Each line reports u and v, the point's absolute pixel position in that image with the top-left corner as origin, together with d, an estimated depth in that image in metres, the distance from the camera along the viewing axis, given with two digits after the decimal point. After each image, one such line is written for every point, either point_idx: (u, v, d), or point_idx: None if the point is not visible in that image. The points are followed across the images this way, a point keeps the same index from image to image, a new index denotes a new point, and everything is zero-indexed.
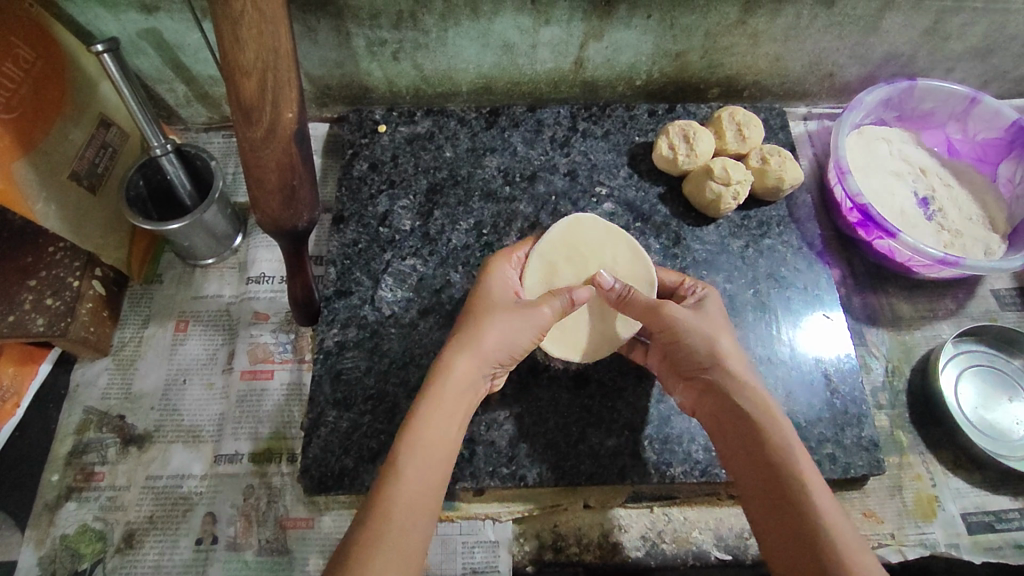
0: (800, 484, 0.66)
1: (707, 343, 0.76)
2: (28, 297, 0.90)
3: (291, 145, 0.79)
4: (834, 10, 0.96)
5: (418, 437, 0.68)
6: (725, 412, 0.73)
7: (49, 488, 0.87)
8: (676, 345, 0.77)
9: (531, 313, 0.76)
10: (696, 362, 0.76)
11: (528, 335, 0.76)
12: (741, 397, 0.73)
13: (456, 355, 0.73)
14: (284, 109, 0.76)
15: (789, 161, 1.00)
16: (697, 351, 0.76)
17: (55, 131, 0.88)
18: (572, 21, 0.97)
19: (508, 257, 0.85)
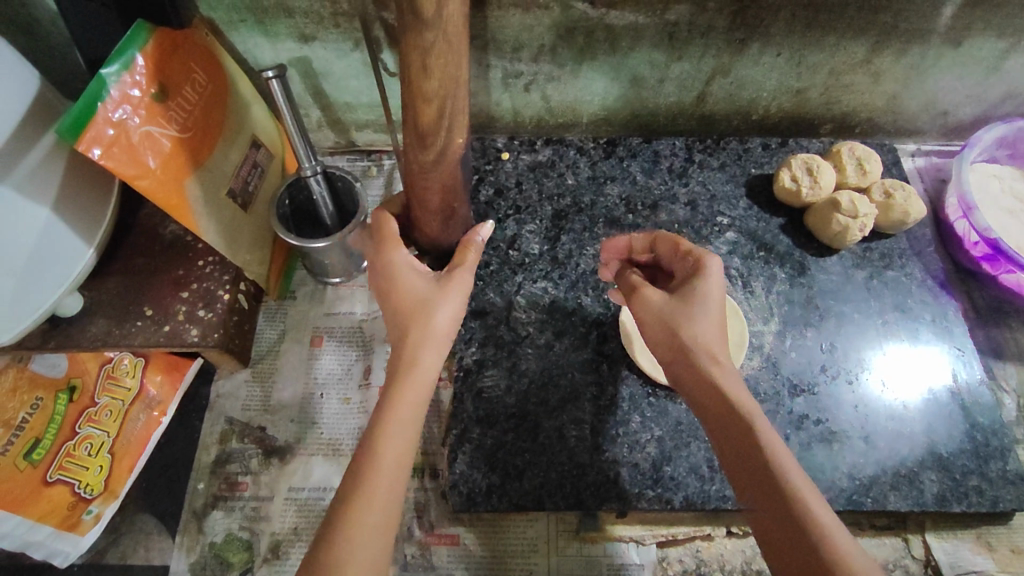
0: (784, 487, 0.58)
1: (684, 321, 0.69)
2: (182, 308, 0.93)
3: (456, 169, 0.81)
4: (960, 51, 1.00)
5: (387, 422, 0.66)
6: (701, 397, 0.66)
7: (197, 496, 0.89)
8: (657, 325, 0.71)
9: (456, 281, 0.75)
10: (668, 342, 0.69)
11: (461, 302, 0.75)
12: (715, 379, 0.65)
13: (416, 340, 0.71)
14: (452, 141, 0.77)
15: (913, 196, 1.01)
16: (669, 334, 0.69)
17: (218, 151, 0.93)
18: (704, 57, 1.01)
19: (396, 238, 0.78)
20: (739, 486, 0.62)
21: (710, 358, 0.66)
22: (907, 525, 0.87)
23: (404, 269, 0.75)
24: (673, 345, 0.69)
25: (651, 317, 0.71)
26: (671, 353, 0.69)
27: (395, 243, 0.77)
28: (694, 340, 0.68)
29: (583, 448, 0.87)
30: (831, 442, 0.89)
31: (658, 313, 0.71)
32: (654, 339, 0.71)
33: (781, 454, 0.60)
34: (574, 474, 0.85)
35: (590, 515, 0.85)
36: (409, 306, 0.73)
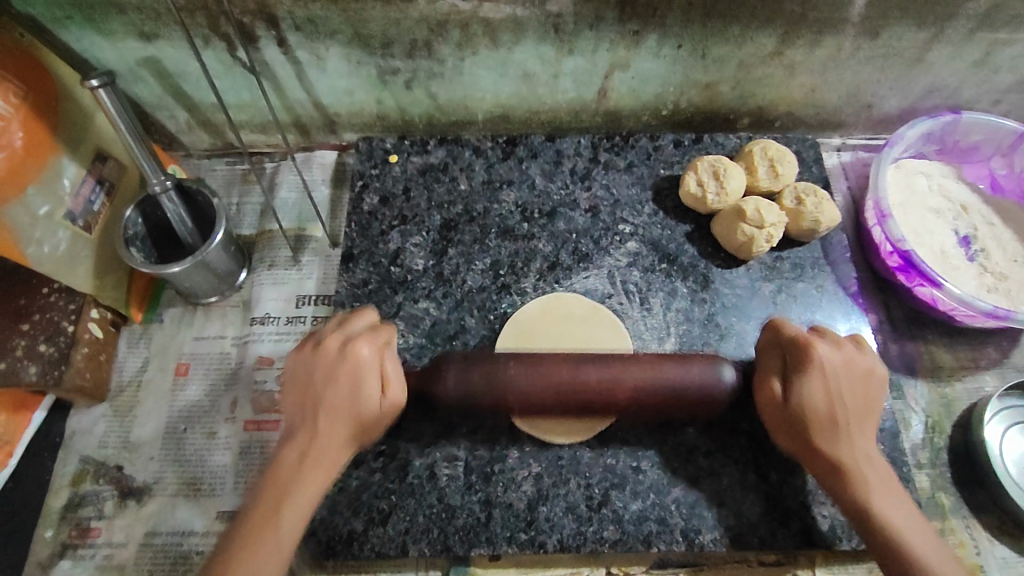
0: (902, 547, 0.67)
1: (871, 405, 0.74)
2: (20, 343, 0.85)
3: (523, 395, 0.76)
4: (877, 42, 0.91)
5: (246, 552, 0.64)
6: (885, 495, 0.70)
7: (42, 545, 0.84)
8: (829, 430, 0.72)
9: (358, 402, 0.71)
10: (867, 447, 0.72)
11: (347, 418, 0.71)
12: (867, 477, 0.70)
13: (311, 467, 0.69)
14: (637, 380, 0.75)
15: (826, 202, 0.93)
16: (827, 435, 0.72)
17: (49, 169, 0.82)
18: (597, 51, 0.91)
19: (347, 354, 0.72)
20: (882, 555, 0.68)
21: (839, 455, 0.71)
22: (797, 560, 0.83)
23: (322, 370, 0.72)
24: (827, 458, 0.71)
25: (829, 407, 0.72)
26: (869, 460, 0.71)
27: (334, 348, 0.73)
28: (829, 442, 0.72)
29: (453, 489, 0.81)
30: (720, 475, 0.82)
31: (847, 393, 0.73)
32: (809, 441, 0.73)
33: (913, 526, 0.68)
34: (442, 517, 0.80)
35: (462, 560, 0.81)
36: (316, 459, 0.69)
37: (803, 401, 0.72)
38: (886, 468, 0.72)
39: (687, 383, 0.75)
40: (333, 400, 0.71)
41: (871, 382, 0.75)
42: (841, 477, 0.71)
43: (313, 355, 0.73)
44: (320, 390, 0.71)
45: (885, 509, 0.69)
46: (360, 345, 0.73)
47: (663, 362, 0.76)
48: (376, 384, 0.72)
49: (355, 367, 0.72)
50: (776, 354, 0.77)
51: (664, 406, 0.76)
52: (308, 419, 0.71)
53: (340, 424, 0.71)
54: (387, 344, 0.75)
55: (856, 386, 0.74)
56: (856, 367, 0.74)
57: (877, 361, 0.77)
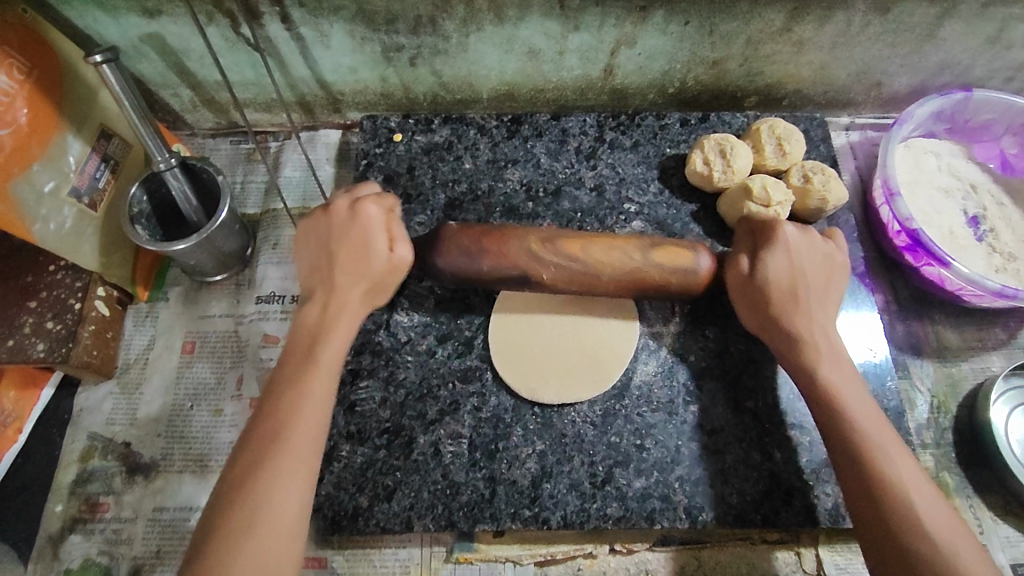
0: (865, 446, 0.67)
1: (834, 284, 0.77)
2: (28, 321, 0.86)
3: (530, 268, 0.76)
4: (889, 17, 0.89)
5: (266, 463, 0.63)
6: (829, 361, 0.73)
7: (53, 520, 0.85)
8: (801, 332, 0.74)
9: (376, 258, 0.74)
10: (824, 322, 0.75)
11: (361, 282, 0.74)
12: (851, 403, 0.70)
13: (315, 375, 0.69)
14: (617, 249, 0.76)
15: (833, 180, 0.92)
16: (794, 324, 0.74)
17: (54, 146, 0.82)
18: (603, 27, 0.90)
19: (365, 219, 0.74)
20: (840, 450, 0.68)
21: (799, 321, 0.74)
22: (799, 537, 0.83)
23: (341, 242, 0.74)
24: (784, 328, 0.75)
25: (790, 282, 0.75)
26: (825, 329, 0.75)
27: (354, 221, 0.74)
28: (788, 314, 0.75)
29: (458, 466, 0.81)
30: (723, 454, 0.82)
31: (810, 270, 0.76)
32: (770, 313, 0.75)
33: (874, 420, 0.69)
34: (447, 493, 0.80)
35: (466, 536, 0.82)
36: (330, 361, 0.70)
37: (768, 277, 0.75)
38: (844, 356, 0.74)
39: (655, 266, 0.76)
40: (347, 245, 0.74)
41: (831, 265, 0.78)
42: (812, 361, 0.73)
43: (325, 217, 0.75)
44: (332, 271, 0.74)
45: (849, 403, 0.70)
46: (371, 207, 0.75)
47: (634, 250, 0.77)
48: (383, 241, 0.74)
49: (364, 226, 0.74)
50: (745, 234, 0.79)
51: (647, 286, 0.77)
52: (326, 278, 0.74)
53: (347, 316, 0.73)
54: (395, 207, 0.77)
55: (820, 267, 0.77)
56: (818, 249, 0.78)
57: (844, 251, 0.81)
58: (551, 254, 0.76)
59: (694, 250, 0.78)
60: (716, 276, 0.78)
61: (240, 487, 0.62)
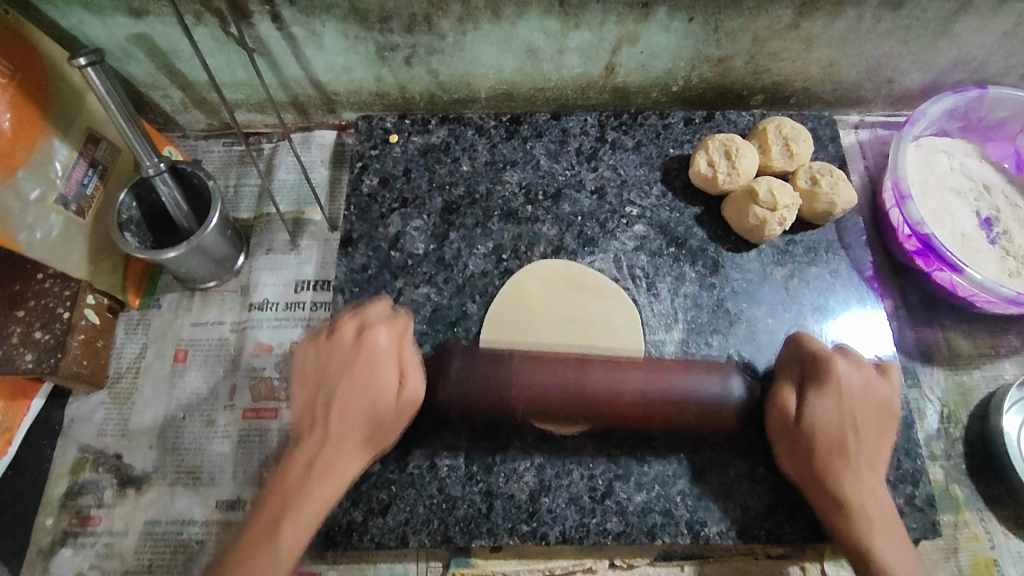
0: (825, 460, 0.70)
1: (883, 431, 0.73)
2: (16, 330, 0.84)
3: (569, 404, 0.72)
4: (901, 13, 0.86)
5: (269, 536, 0.66)
6: (869, 454, 0.71)
7: (44, 532, 0.83)
8: (826, 389, 0.72)
9: (365, 372, 0.70)
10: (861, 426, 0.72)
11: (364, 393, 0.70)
12: (842, 426, 0.71)
13: (326, 471, 0.68)
14: (622, 383, 0.72)
15: (842, 182, 0.90)
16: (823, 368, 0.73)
17: (39, 152, 0.80)
18: (605, 25, 0.87)
19: (374, 339, 0.72)
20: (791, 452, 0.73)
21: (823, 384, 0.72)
22: (804, 552, 0.81)
23: (333, 379, 0.71)
24: (816, 377, 0.72)
25: (838, 431, 0.71)
26: (866, 390, 0.73)
27: (372, 332, 0.73)
28: (820, 371, 0.72)
29: (455, 479, 0.79)
30: (727, 467, 0.80)
31: (861, 417, 0.71)
32: (816, 464, 0.71)
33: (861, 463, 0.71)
34: (443, 508, 0.78)
35: (463, 550, 0.80)
36: (338, 440, 0.69)
37: (813, 421, 0.71)
38: (884, 424, 0.73)
39: (678, 390, 0.71)
40: (346, 397, 0.70)
41: (885, 415, 0.73)
42: (821, 386, 0.72)
43: (326, 342, 0.73)
44: (335, 369, 0.71)
45: (860, 488, 0.69)
46: (380, 333, 0.72)
47: (662, 371, 0.73)
48: (392, 372, 0.71)
49: (370, 354, 0.72)
50: (795, 364, 0.75)
51: (667, 416, 0.72)
52: (320, 416, 0.70)
53: (347, 436, 0.70)
54: (405, 333, 0.74)
55: (872, 414, 0.72)
56: (859, 343, 0.74)
57: (896, 394, 0.75)
58: (592, 368, 0.72)
59: (723, 376, 0.73)
60: (757, 410, 0.74)
61: (262, 540, 0.65)
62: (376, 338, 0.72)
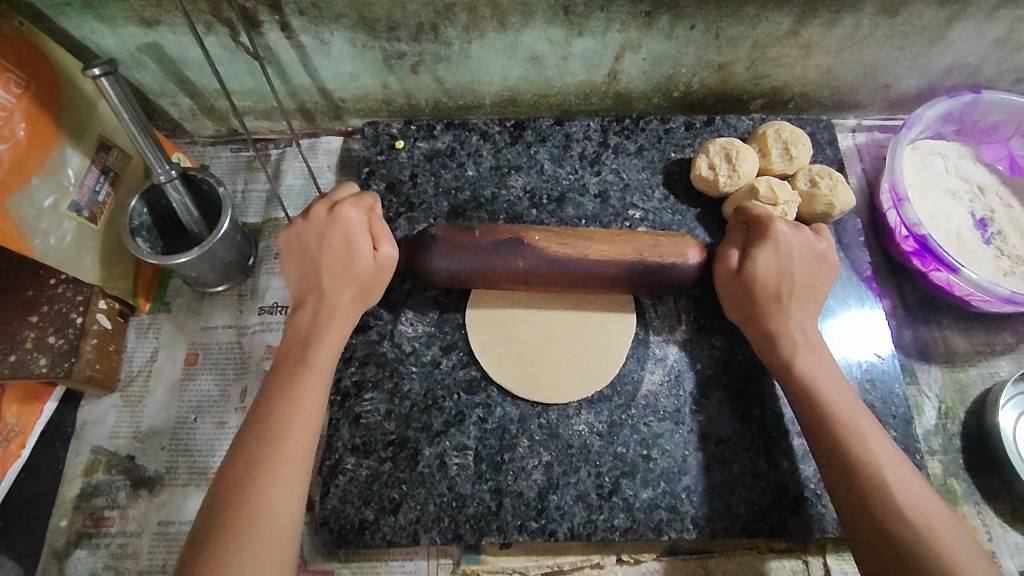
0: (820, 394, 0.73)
1: (822, 288, 0.79)
2: (30, 335, 0.85)
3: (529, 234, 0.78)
4: (897, 20, 0.88)
5: (252, 496, 0.64)
6: (801, 302, 0.78)
7: (58, 534, 0.84)
8: (773, 300, 0.77)
9: (347, 247, 0.75)
10: (804, 321, 0.77)
11: (360, 240, 0.76)
12: (806, 331, 0.76)
13: (330, 325, 0.75)
14: (586, 253, 0.77)
15: (841, 185, 0.91)
16: (774, 289, 0.77)
17: (53, 160, 0.81)
18: (608, 32, 0.89)
19: (351, 209, 0.76)
20: (801, 413, 0.74)
21: (782, 303, 0.77)
22: (807, 547, 0.83)
23: (319, 224, 0.76)
24: (772, 306, 0.77)
25: (777, 279, 0.77)
26: (807, 270, 0.78)
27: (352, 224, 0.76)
28: (768, 286, 0.77)
29: (464, 478, 0.81)
30: (731, 464, 0.82)
31: (800, 273, 0.77)
32: (755, 312, 0.78)
33: (844, 396, 0.73)
34: (453, 505, 0.80)
35: (472, 548, 0.82)
36: (329, 310, 0.76)
37: (757, 274, 0.77)
38: (824, 270, 0.79)
39: (649, 260, 0.78)
40: (330, 253, 0.76)
41: (825, 265, 0.80)
42: (772, 296, 0.77)
43: (303, 224, 0.77)
44: (315, 256, 0.76)
45: (809, 366, 0.75)
46: (353, 211, 0.76)
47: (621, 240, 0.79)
48: (367, 242, 0.76)
49: (344, 228, 0.76)
50: (740, 227, 0.81)
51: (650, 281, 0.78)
52: (313, 284, 0.76)
53: (342, 287, 0.76)
54: (376, 209, 0.78)
55: (808, 266, 0.78)
56: (813, 251, 0.79)
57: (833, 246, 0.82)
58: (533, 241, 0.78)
59: (680, 246, 0.79)
60: (704, 271, 0.79)
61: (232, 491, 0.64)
62: (347, 220, 0.76)
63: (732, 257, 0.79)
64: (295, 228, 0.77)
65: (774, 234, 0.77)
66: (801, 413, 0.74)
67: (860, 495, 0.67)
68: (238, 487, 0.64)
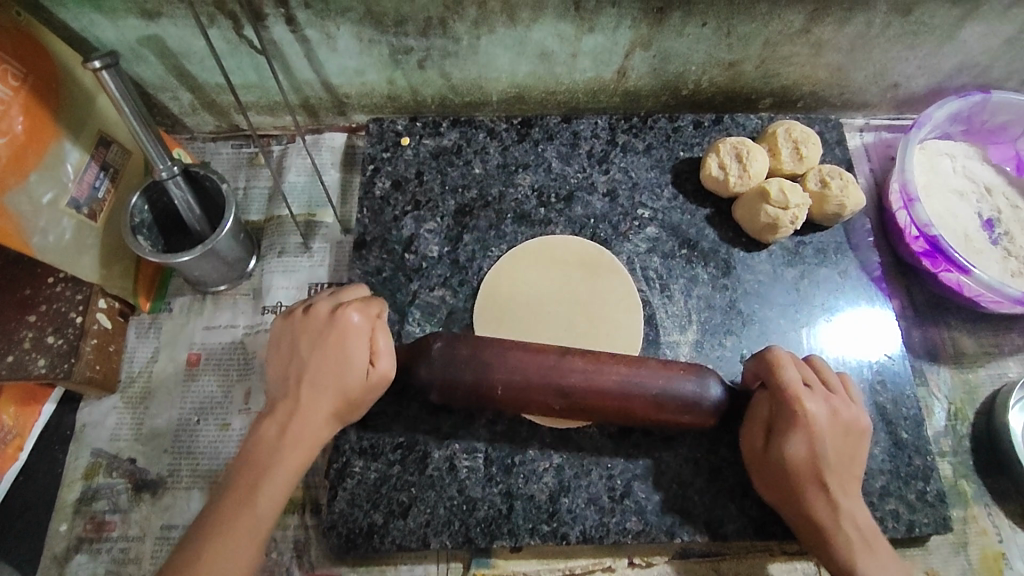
0: (842, 542, 0.69)
1: (855, 462, 0.73)
2: (28, 335, 0.83)
3: (536, 369, 0.72)
4: (909, 19, 0.87)
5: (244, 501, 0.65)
6: (835, 445, 0.71)
7: (58, 539, 0.83)
8: (807, 468, 0.70)
9: (337, 329, 0.71)
10: (853, 509, 0.70)
11: (347, 374, 0.70)
12: (832, 481, 0.70)
13: (308, 395, 0.70)
14: (591, 371, 0.72)
15: (851, 185, 0.91)
16: (798, 453, 0.71)
17: (51, 155, 0.79)
18: (618, 29, 0.88)
19: (351, 312, 0.72)
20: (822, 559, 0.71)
21: (806, 441, 0.70)
22: None
23: (314, 326, 0.72)
24: (795, 429, 0.71)
25: (801, 403, 0.71)
26: (832, 419, 0.72)
27: (346, 313, 0.72)
28: (790, 459, 0.71)
29: (474, 481, 0.80)
30: (744, 466, 0.81)
31: (828, 433, 0.71)
32: (779, 478, 0.72)
33: (864, 539, 0.69)
34: (463, 509, 0.79)
35: (483, 551, 0.81)
36: (316, 375, 0.70)
37: (760, 412, 0.74)
38: (855, 443, 0.73)
39: (656, 381, 0.72)
40: (324, 358, 0.71)
41: (854, 437, 0.73)
42: (806, 469, 0.70)
43: (302, 318, 0.73)
44: (302, 352, 0.71)
45: (824, 454, 0.70)
46: (353, 316, 0.72)
47: (636, 367, 0.73)
48: (363, 355, 0.71)
49: (344, 332, 0.71)
50: (755, 381, 0.76)
51: (647, 419, 0.73)
52: (294, 388, 0.70)
53: (320, 395, 0.70)
54: (380, 318, 0.73)
55: (840, 445, 0.72)
56: (839, 420, 0.72)
57: (863, 409, 0.75)
58: (545, 354, 0.73)
59: (699, 375, 0.73)
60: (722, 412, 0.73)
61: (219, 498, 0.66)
62: (342, 312, 0.72)
63: (759, 407, 0.74)
64: (283, 323, 0.74)
65: (799, 405, 0.71)
66: (815, 550, 0.72)
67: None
68: (211, 538, 0.63)
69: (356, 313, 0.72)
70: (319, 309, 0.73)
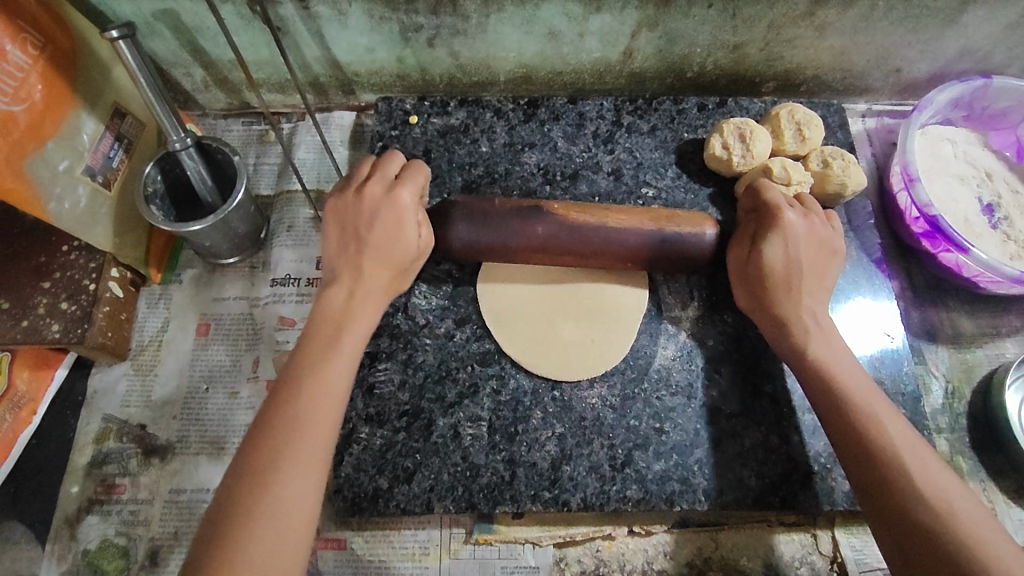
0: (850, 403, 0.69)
1: (826, 276, 0.78)
2: (42, 301, 0.85)
3: (552, 209, 0.79)
4: (912, 2, 0.89)
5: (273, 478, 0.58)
6: (812, 291, 0.76)
7: (69, 500, 0.84)
8: (782, 290, 0.76)
9: (388, 201, 0.72)
10: (833, 341, 0.74)
11: (405, 224, 0.73)
12: (830, 360, 0.72)
13: (352, 317, 0.70)
14: (606, 223, 0.79)
15: (853, 165, 0.92)
16: (776, 270, 0.76)
17: (68, 123, 0.80)
18: (625, 9, 0.89)
19: (396, 202, 0.73)
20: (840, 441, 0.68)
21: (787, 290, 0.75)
22: (816, 521, 0.84)
23: (370, 204, 0.72)
24: (777, 318, 0.76)
25: (787, 271, 0.76)
26: (810, 232, 0.77)
27: (407, 204, 0.73)
28: (772, 261, 0.76)
29: (478, 448, 0.81)
30: (743, 437, 0.82)
31: (806, 257, 0.76)
32: (763, 298, 0.77)
33: (885, 411, 0.68)
34: (467, 475, 0.80)
35: (485, 518, 0.83)
36: (353, 327, 0.69)
37: (767, 261, 0.76)
38: (828, 261, 0.79)
39: (665, 233, 0.80)
40: (376, 228, 0.72)
41: (829, 254, 0.79)
42: (779, 286, 0.76)
43: (353, 201, 0.73)
44: (360, 243, 0.72)
45: (801, 308, 0.75)
46: (403, 193, 0.73)
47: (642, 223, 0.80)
48: (414, 230, 0.74)
49: (398, 210, 0.73)
50: (750, 212, 0.81)
51: (660, 257, 0.81)
52: (352, 261, 0.72)
53: (376, 268, 0.72)
54: (425, 184, 0.75)
55: (813, 252, 0.77)
56: (816, 234, 0.78)
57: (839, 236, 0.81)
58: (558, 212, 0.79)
59: (697, 225, 0.81)
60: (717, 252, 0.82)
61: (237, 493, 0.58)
62: (399, 207, 0.72)
63: (739, 246, 0.80)
64: (332, 202, 0.74)
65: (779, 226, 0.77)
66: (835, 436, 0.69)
67: (871, 460, 0.65)
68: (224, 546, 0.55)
69: (409, 187, 0.74)
70: (372, 186, 0.73)
